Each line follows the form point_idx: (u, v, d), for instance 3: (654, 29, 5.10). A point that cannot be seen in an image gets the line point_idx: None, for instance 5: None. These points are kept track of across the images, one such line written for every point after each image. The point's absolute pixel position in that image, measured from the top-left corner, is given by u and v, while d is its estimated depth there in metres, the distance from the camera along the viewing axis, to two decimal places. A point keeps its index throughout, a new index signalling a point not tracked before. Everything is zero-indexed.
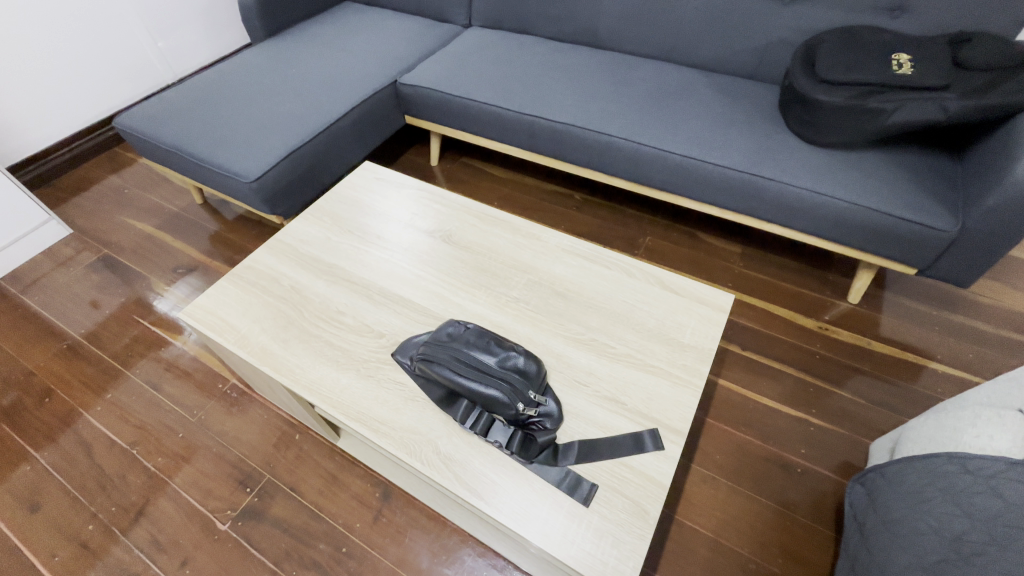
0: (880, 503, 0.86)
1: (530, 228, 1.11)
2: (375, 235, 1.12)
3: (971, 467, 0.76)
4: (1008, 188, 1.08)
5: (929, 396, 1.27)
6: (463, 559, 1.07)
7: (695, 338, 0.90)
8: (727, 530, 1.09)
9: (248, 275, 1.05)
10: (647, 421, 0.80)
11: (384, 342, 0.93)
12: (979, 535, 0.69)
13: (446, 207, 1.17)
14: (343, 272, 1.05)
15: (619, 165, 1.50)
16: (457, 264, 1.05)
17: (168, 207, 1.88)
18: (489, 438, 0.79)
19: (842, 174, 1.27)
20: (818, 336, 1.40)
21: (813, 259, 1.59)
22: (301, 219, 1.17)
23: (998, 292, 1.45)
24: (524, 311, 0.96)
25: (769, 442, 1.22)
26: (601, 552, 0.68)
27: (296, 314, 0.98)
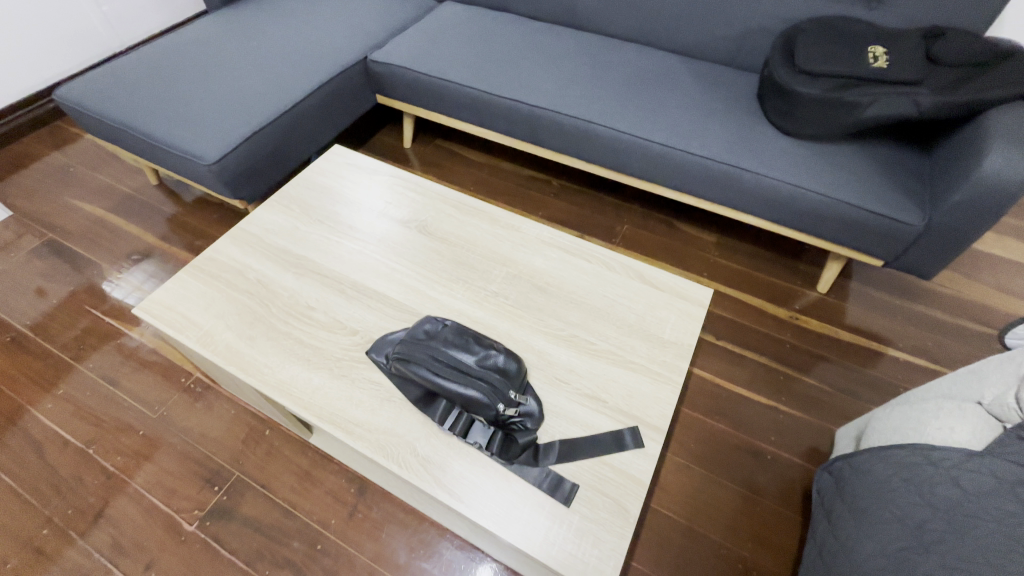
0: (847, 492, 0.89)
1: (508, 218, 1.08)
2: (347, 225, 1.07)
3: (934, 458, 0.78)
4: (973, 184, 1.10)
5: (890, 383, 1.32)
6: (441, 552, 1.07)
7: (675, 334, 0.90)
8: (700, 517, 1.12)
9: (209, 268, 0.99)
10: (627, 419, 0.80)
11: (358, 339, 0.89)
12: (938, 523, 0.72)
13: (422, 196, 1.12)
14: (313, 264, 1.00)
15: (597, 152, 1.47)
16: (432, 256, 1.01)
17: (120, 187, 1.76)
18: (469, 440, 0.77)
19: (816, 166, 1.28)
20: (789, 326, 1.44)
21: (784, 249, 1.61)
22: (267, 207, 1.10)
23: (956, 282, 1.51)
24: (503, 307, 0.93)
25: (741, 430, 1.25)
26: (583, 552, 0.69)
27: (263, 309, 0.93)
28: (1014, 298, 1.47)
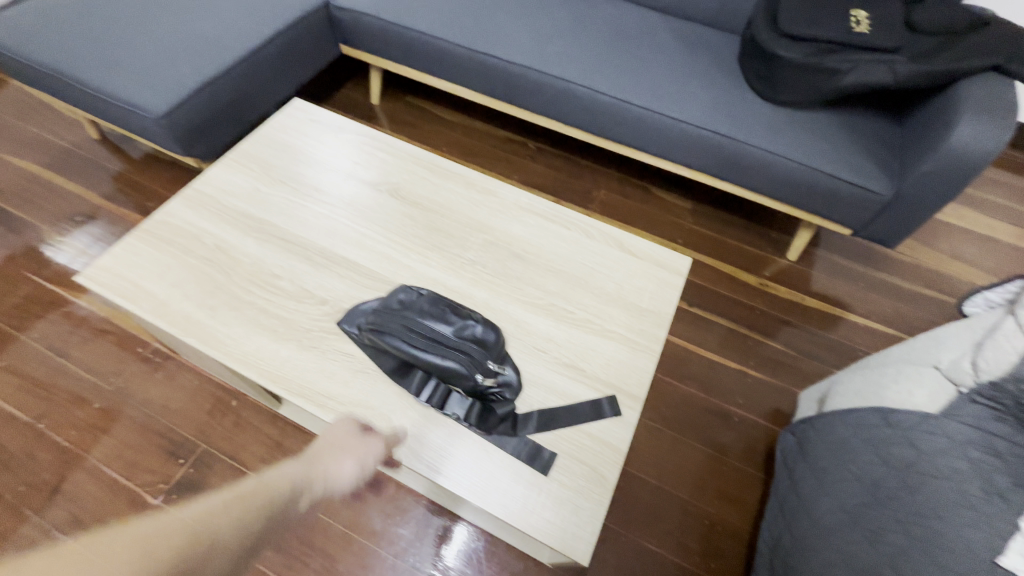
0: (810, 452, 0.93)
1: (485, 182, 1.03)
2: (313, 186, 1.00)
3: (892, 420, 0.82)
4: (942, 154, 1.12)
5: (850, 348, 1.38)
6: (418, 517, 1.08)
7: (653, 302, 0.90)
8: (669, 476, 1.16)
9: (161, 232, 0.92)
10: (606, 388, 0.80)
11: (327, 309, 0.85)
12: (894, 481, 0.77)
13: (393, 157, 1.06)
14: (277, 228, 0.94)
15: (576, 114, 1.42)
16: (405, 221, 0.97)
17: (56, 140, 1.60)
18: (447, 411, 0.76)
19: (794, 133, 1.28)
20: (759, 292, 1.47)
21: (757, 216, 1.63)
22: (223, 166, 1.02)
23: (916, 250, 1.57)
24: (480, 275, 0.91)
25: (710, 393, 1.28)
26: (561, 519, 0.70)
27: (223, 277, 0.87)
28: (967, 266, 1.54)
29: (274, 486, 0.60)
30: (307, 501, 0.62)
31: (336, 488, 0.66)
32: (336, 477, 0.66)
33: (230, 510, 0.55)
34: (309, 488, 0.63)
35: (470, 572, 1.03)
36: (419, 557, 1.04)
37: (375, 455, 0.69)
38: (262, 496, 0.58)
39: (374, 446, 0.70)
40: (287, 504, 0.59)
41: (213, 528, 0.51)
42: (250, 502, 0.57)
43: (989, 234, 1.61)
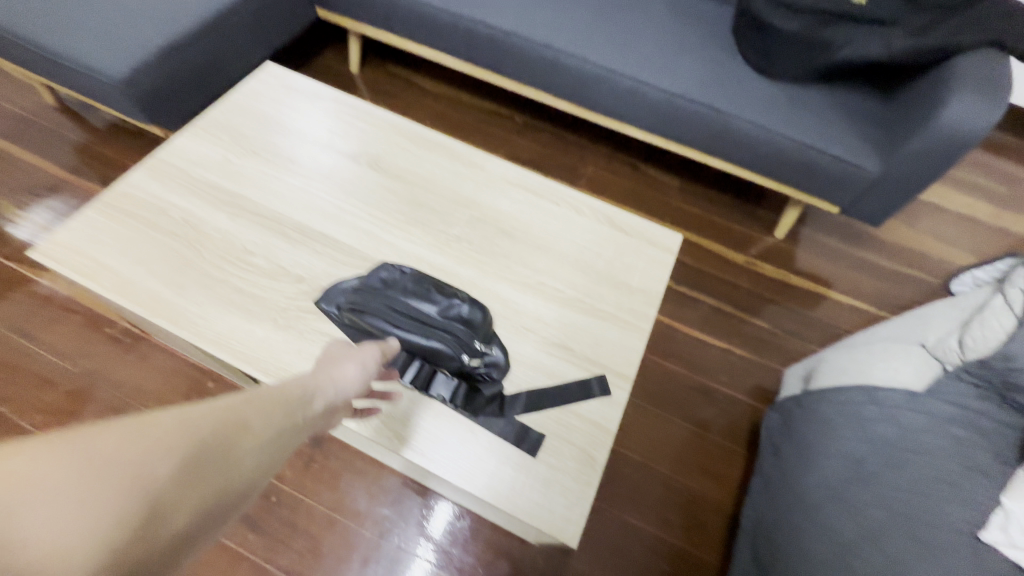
0: (795, 430, 0.92)
1: (470, 154, 0.99)
2: (288, 158, 0.95)
3: (878, 398, 0.81)
4: (932, 130, 1.10)
5: (833, 326, 1.39)
6: (402, 499, 1.06)
7: (643, 281, 0.87)
8: (655, 454, 1.16)
9: (123, 205, 0.86)
10: (595, 367, 0.78)
11: (304, 288, 0.81)
12: (878, 459, 0.76)
13: (374, 127, 1.00)
14: (249, 202, 0.89)
15: (564, 85, 1.37)
16: (386, 195, 0.92)
17: (10, 108, 1.49)
18: (431, 393, 0.73)
19: (787, 109, 1.25)
20: (745, 271, 1.46)
21: (745, 193, 1.61)
22: (190, 134, 0.96)
23: (900, 229, 1.57)
24: (465, 252, 0.87)
25: (696, 372, 1.29)
26: (550, 501, 0.69)
27: (192, 253, 0.82)
28: (949, 246, 1.55)
29: (292, 386, 0.51)
30: (329, 405, 0.54)
31: (349, 392, 0.59)
32: (342, 381, 0.58)
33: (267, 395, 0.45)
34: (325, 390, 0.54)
35: (456, 551, 1.03)
36: (403, 537, 1.03)
37: (374, 360, 0.66)
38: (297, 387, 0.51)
39: (369, 354, 0.66)
40: (311, 401, 0.50)
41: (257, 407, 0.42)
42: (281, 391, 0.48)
43: (972, 215, 1.62)
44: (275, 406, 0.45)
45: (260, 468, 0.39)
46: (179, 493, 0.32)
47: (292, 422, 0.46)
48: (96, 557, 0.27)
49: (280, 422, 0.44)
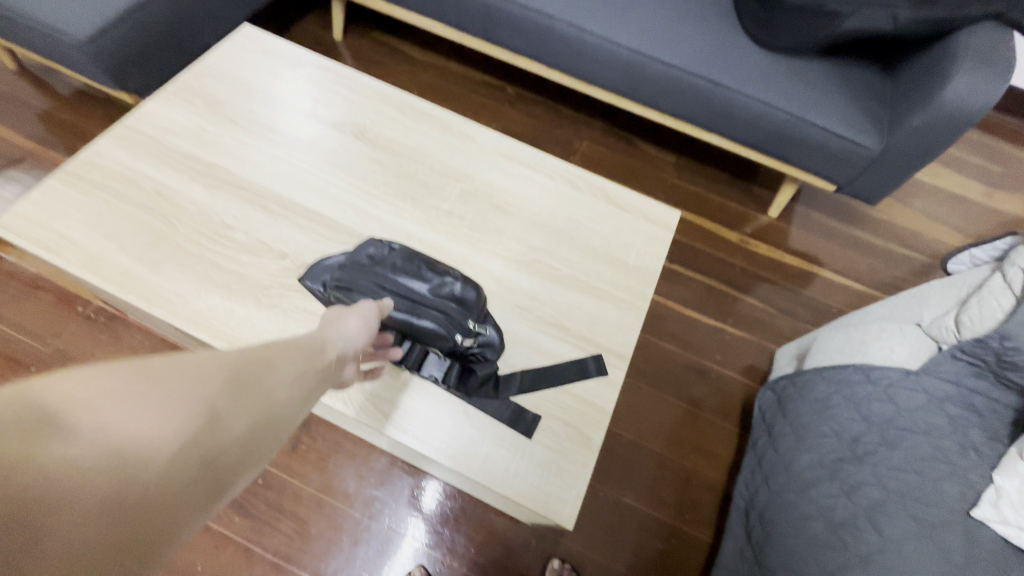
0: (789, 409, 0.91)
1: (461, 125, 0.94)
2: (267, 127, 0.89)
3: (874, 377, 0.81)
4: (934, 107, 1.08)
5: (824, 305, 1.39)
6: (393, 479, 1.05)
7: (640, 258, 0.85)
8: (647, 433, 1.16)
9: (89, 175, 0.80)
10: (591, 347, 0.76)
11: (288, 265, 0.77)
12: (873, 437, 0.76)
13: (359, 95, 0.95)
14: (226, 173, 0.84)
15: (559, 55, 1.32)
16: (373, 168, 0.87)
17: None
18: (423, 373, 0.71)
19: (787, 83, 1.22)
20: (739, 249, 1.45)
21: (740, 170, 1.58)
22: (160, 100, 0.89)
23: (893, 208, 1.57)
24: (457, 228, 0.84)
25: (689, 351, 1.28)
26: (546, 482, 0.67)
27: (166, 227, 0.77)
28: (940, 225, 1.55)
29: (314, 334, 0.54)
30: (347, 355, 0.56)
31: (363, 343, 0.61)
32: (352, 331, 0.59)
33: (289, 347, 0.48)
34: (344, 337, 0.57)
35: (447, 530, 1.02)
36: (394, 517, 1.02)
37: (373, 315, 0.64)
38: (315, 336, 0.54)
39: (368, 308, 0.64)
40: (330, 348, 0.53)
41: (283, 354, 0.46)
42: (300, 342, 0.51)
43: (963, 194, 1.62)
44: (298, 351, 0.48)
45: (290, 398, 0.43)
46: (231, 405, 0.37)
47: (317, 364, 0.49)
48: (177, 444, 0.32)
49: (304, 364, 0.48)
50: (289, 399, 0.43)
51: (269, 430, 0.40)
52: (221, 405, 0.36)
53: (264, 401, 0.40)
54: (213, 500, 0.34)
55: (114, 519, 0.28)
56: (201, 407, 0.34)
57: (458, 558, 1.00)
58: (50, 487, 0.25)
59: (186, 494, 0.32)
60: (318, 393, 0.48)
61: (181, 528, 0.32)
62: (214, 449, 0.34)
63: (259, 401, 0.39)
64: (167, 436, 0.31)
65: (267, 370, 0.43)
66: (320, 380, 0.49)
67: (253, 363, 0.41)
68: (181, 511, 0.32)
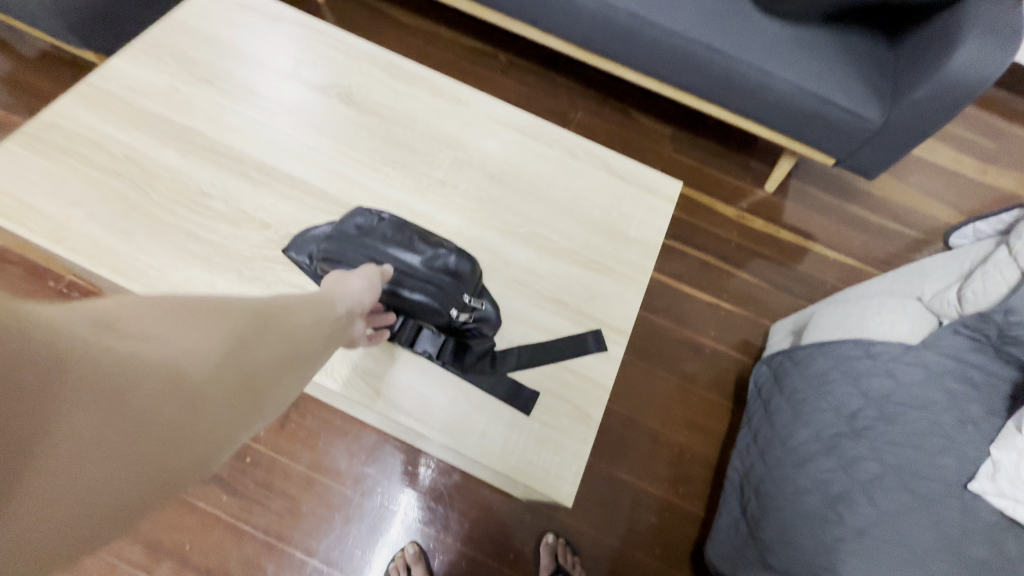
0: (786, 384, 0.91)
1: (453, 89, 0.88)
2: (245, 88, 0.83)
3: (874, 351, 0.79)
4: (939, 78, 1.05)
5: (818, 281, 1.38)
6: (384, 457, 1.03)
7: (641, 231, 0.82)
8: (641, 408, 1.16)
9: (52, 137, 0.74)
10: (590, 322, 0.74)
11: (270, 235, 0.73)
12: (871, 411, 0.76)
13: (343, 55, 0.88)
14: (202, 137, 0.78)
15: (554, 19, 1.25)
16: (361, 133, 0.82)
17: None
18: (417, 349, 0.68)
19: (790, 52, 1.17)
20: (735, 225, 1.43)
21: (738, 143, 1.55)
22: (127, 57, 0.83)
23: (890, 183, 1.55)
24: (450, 198, 0.80)
25: (684, 326, 1.27)
26: (544, 460, 0.66)
27: (137, 194, 0.72)
28: (934, 201, 1.54)
29: (323, 291, 0.58)
30: (352, 315, 0.59)
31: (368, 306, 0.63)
32: (356, 291, 0.61)
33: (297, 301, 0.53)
34: (349, 295, 0.59)
35: (441, 507, 1.01)
36: (386, 494, 1.00)
37: (377, 277, 0.64)
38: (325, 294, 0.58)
39: (370, 270, 0.64)
40: (336, 306, 0.57)
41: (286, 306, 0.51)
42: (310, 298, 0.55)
43: (958, 169, 1.61)
44: (312, 305, 0.54)
45: (300, 345, 0.50)
46: (252, 339, 0.44)
47: (327, 319, 0.55)
48: (209, 360, 0.39)
49: (307, 320, 0.52)
50: (301, 346, 0.50)
51: (279, 367, 0.46)
52: (245, 337, 0.43)
53: (278, 342, 0.47)
54: (233, 413, 0.41)
55: (163, 405, 0.35)
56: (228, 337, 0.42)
57: (452, 534, 1.00)
58: (121, 367, 0.32)
59: (211, 402, 0.39)
60: (326, 346, 0.54)
61: (210, 429, 0.39)
62: (236, 371, 0.41)
63: (273, 342, 0.46)
64: (203, 352, 0.39)
65: (274, 319, 0.48)
66: (331, 334, 0.55)
67: (265, 310, 0.47)
68: (209, 414, 0.39)
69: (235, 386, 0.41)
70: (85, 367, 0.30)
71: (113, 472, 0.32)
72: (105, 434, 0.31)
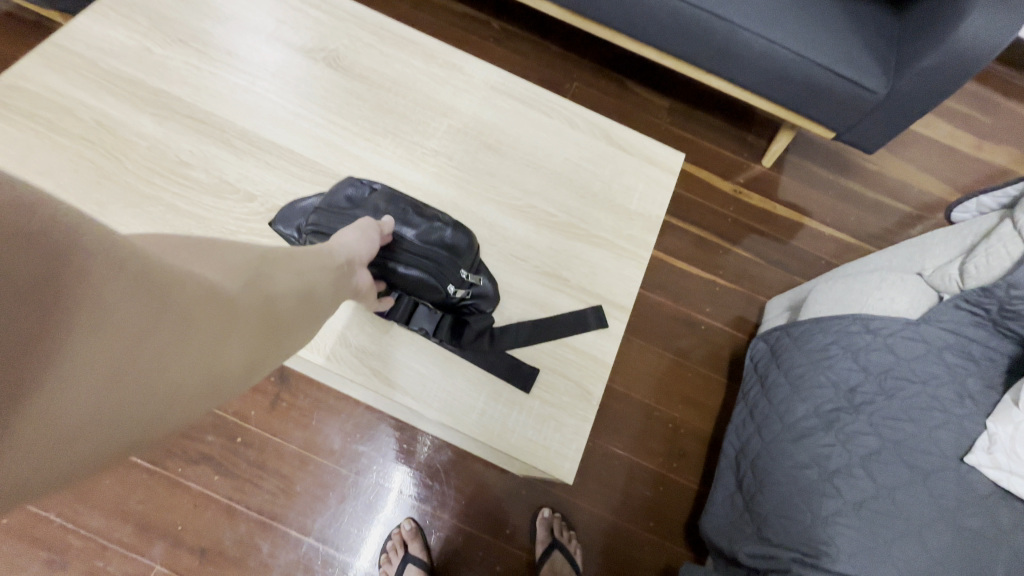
0: (784, 359, 0.91)
1: (447, 54, 0.84)
2: (223, 49, 0.78)
3: (874, 327, 0.79)
4: (947, 47, 1.02)
5: (813, 257, 1.37)
6: (378, 436, 1.02)
7: (643, 205, 0.79)
8: (637, 384, 1.15)
9: (14, 102, 0.69)
10: (590, 298, 0.72)
11: (255, 207, 0.70)
12: (871, 386, 0.76)
13: (328, 15, 0.83)
14: (178, 102, 0.73)
15: None
16: (349, 100, 0.78)
17: None
18: (413, 326, 0.66)
19: (795, 18, 1.13)
20: (732, 200, 1.41)
21: (736, 116, 1.52)
22: (93, 15, 0.77)
23: (886, 158, 1.53)
24: (445, 169, 0.76)
25: (679, 302, 1.26)
26: (544, 437, 0.64)
27: (110, 162, 0.68)
28: (929, 176, 1.53)
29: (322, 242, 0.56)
30: (356, 264, 0.58)
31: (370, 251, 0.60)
32: (351, 242, 0.58)
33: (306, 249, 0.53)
34: (346, 244, 0.57)
35: (437, 484, 1.00)
36: (381, 472, 0.99)
37: (374, 231, 0.61)
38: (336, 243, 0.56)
39: (368, 223, 0.61)
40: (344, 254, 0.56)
41: (292, 251, 0.51)
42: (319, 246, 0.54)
43: (952, 144, 1.60)
44: (317, 255, 0.53)
45: (310, 292, 0.49)
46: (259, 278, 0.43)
47: (332, 268, 0.53)
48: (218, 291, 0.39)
49: (316, 266, 0.51)
50: (310, 296, 0.49)
51: (290, 307, 0.46)
52: (253, 280, 0.43)
53: (287, 290, 0.46)
54: (246, 355, 0.41)
55: (169, 339, 0.35)
56: (235, 282, 0.41)
57: (448, 510, 0.99)
58: (127, 294, 0.32)
59: (222, 333, 0.39)
60: (335, 298, 0.53)
61: (218, 374, 0.39)
62: (249, 310, 0.41)
63: (285, 287, 0.46)
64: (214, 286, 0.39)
65: (284, 261, 0.48)
66: (337, 285, 0.53)
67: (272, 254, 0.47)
68: (222, 355, 0.39)
69: (242, 329, 0.41)
70: (87, 291, 0.29)
71: (118, 402, 0.32)
72: (108, 362, 0.31)
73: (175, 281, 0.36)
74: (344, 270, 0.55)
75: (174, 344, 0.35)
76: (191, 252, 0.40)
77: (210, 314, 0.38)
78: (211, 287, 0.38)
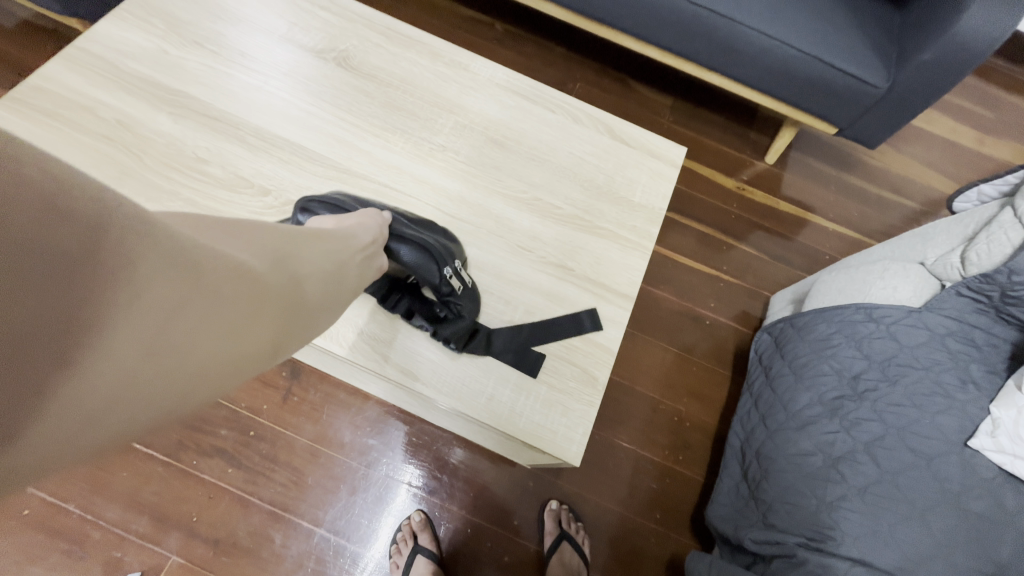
0: (788, 350, 0.91)
1: (454, 53, 0.86)
2: (236, 50, 0.81)
3: (876, 315, 0.80)
4: (947, 41, 1.03)
5: (817, 252, 1.38)
6: (387, 429, 1.03)
7: (646, 197, 0.81)
8: (642, 377, 1.17)
9: (37, 102, 0.71)
10: (595, 287, 0.74)
11: (270, 202, 0.72)
12: (874, 373, 0.76)
13: (337, 17, 0.85)
14: (194, 101, 0.76)
15: None
16: (359, 98, 0.80)
17: None
18: (414, 320, 0.67)
19: (795, 14, 1.14)
20: (735, 196, 1.42)
21: (738, 113, 1.53)
22: (113, 20, 0.80)
23: (889, 154, 1.54)
24: (452, 163, 0.78)
25: (683, 298, 1.27)
26: (551, 422, 0.66)
27: (131, 159, 0.71)
28: (931, 171, 1.54)
29: (342, 225, 0.58)
30: (373, 247, 0.60)
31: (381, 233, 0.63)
32: (366, 227, 0.61)
33: (327, 232, 0.55)
34: (366, 227, 0.60)
35: (445, 476, 1.02)
36: (390, 465, 1.01)
37: (379, 219, 0.64)
38: (354, 228, 0.59)
39: (372, 209, 0.65)
40: (359, 238, 0.58)
41: (314, 234, 0.53)
42: (339, 229, 0.57)
43: (955, 140, 1.60)
44: (338, 238, 0.55)
45: (329, 276, 0.52)
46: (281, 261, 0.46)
47: (351, 251, 0.56)
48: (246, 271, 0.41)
49: (335, 249, 0.54)
50: (328, 278, 0.51)
51: (309, 289, 0.48)
52: (277, 263, 0.45)
53: (307, 273, 0.48)
54: (272, 333, 0.44)
55: (202, 317, 0.37)
56: (262, 263, 0.43)
57: (457, 502, 1.01)
58: (162, 274, 0.34)
59: (250, 311, 0.41)
60: (354, 279, 0.56)
61: (248, 350, 0.41)
62: (273, 291, 0.44)
63: (305, 270, 0.48)
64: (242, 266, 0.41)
65: (303, 245, 0.50)
66: (362, 270, 0.57)
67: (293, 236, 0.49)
68: (251, 332, 0.41)
69: (269, 309, 0.43)
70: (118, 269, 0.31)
71: (156, 373, 0.34)
72: (147, 336, 0.33)
73: (207, 259, 0.38)
74: (365, 251, 0.58)
75: (207, 322, 0.37)
76: (225, 231, 0.42)
77: (239, 293, 0.40)
78: (243, 265, 0.41)
